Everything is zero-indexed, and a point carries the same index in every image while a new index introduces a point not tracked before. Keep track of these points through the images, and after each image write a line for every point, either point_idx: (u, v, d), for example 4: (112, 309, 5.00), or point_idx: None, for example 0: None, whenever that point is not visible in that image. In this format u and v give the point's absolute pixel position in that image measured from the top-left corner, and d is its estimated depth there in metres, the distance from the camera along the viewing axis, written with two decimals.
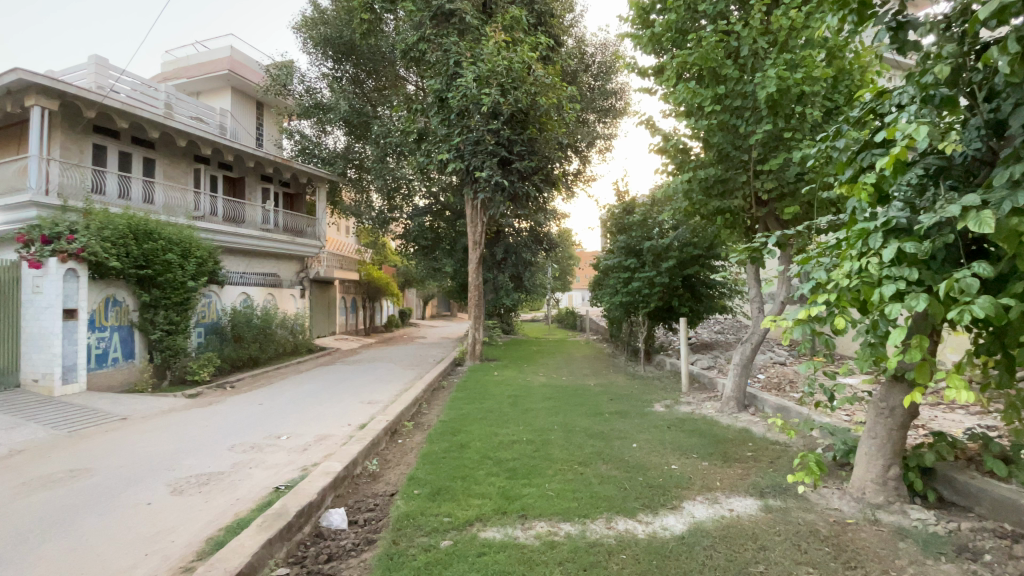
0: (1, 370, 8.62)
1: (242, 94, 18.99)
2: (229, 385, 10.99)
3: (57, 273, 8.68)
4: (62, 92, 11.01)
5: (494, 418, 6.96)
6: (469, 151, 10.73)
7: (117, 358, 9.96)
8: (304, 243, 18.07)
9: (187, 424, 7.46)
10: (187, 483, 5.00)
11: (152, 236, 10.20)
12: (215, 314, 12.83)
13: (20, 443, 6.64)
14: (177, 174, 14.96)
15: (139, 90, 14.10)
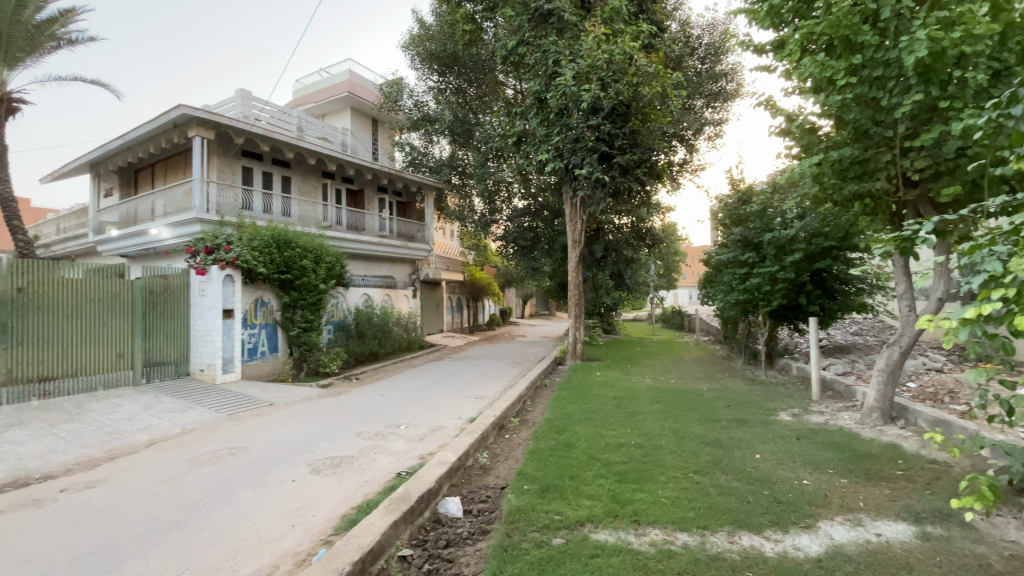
0: (178, 360, 10.32)
1: (360, 112, 20.81)
2: (355, 377, 12.14)
3: (217, 278, 10.20)
4: (218, 123, 12.93)
5: (600, 419, 6.86)
6: (568, 149, 10.72)
7: (264, 351, 11.47)
8: (415, 247, 19.31)
9: (320, 412, 8.35)
10: (323, 464, 5.60)
11: (290, 245, 11.70)
12: (342, 313, 14.24)
13: (194, 423, 7.93)
14: (308, 189, 16.85)
15: (276, 117, 16.05)
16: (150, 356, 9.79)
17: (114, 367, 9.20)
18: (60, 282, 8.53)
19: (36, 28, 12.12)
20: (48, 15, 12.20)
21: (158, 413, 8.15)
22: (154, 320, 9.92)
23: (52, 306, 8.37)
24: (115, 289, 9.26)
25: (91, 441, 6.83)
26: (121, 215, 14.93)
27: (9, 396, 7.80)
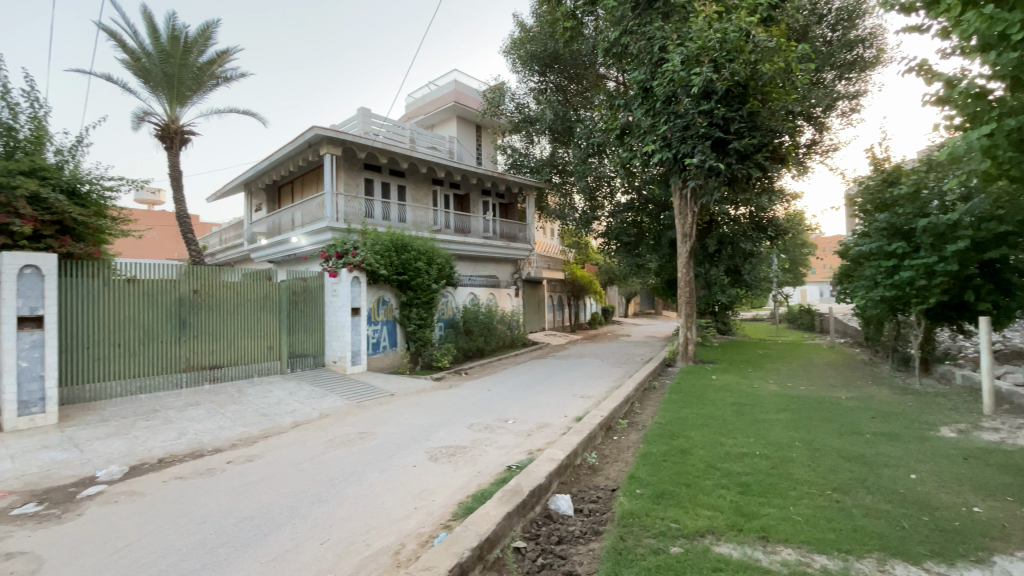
0: (315, 353, 11.65)
1: (464, 120, 21.74)
2: (465, 371, 12.75)
3: (347, 279, 11.32)
4: (344, 141, 14.33)
5: (717, 426, 6.42)
6: (677, 138, 10.18)
7: (385, 346, 12.49)
8: (517, 247, 19.72)
9: (434, 404, 8.89)
10: (440, 453, 5.95)
11: (406, 248, 12.63)
12: (451, 311, 15.03)
13: (328, 408, 8.90)
14: (420, 195, 18.01)
15: (392, 130, 17.35)
16: (293, 349, 11.17)
17: (265, 358, 10.63)
18: (225, 285, 10.05)
19: (200, 69, 14.39)
20: (208, 57, 14.43)
21: (300, 398, 9.28)
22: (295, 317, 11.29)
23: (219, 305, 9.90)
24: (266, 290, 10.68)
25: (249, 420, 7.99)
26: (268, 227, 17.22)
27: (189, 381, 9.38)
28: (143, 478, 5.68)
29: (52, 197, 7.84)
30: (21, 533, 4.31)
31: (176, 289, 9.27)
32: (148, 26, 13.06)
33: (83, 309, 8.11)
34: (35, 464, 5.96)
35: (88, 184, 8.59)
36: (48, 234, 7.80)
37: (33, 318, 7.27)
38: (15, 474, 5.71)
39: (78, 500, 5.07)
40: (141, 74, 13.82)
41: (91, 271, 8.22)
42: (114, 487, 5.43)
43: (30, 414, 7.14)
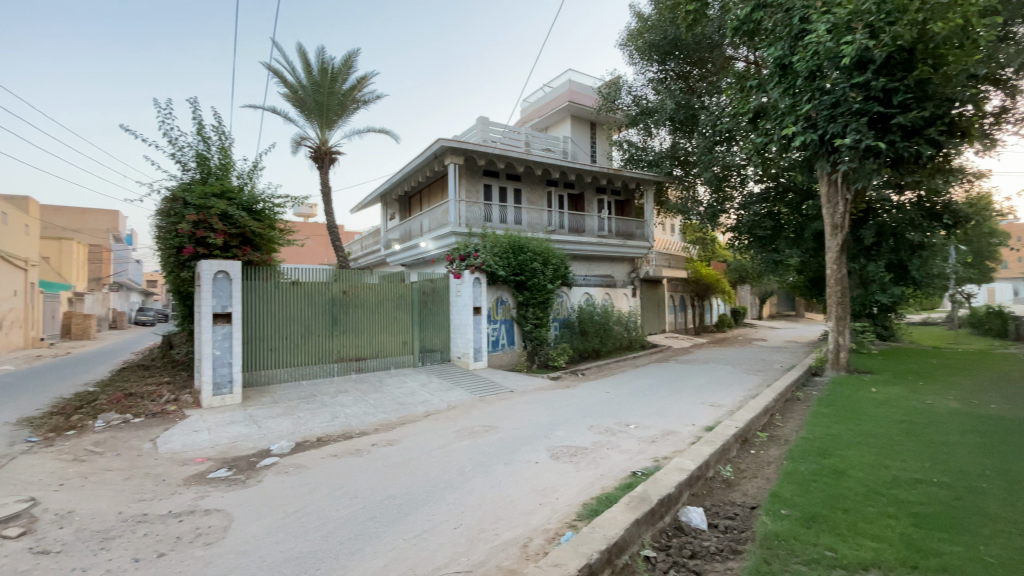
0: (442, 349, 12.44)
1: (579, 118, 21.61)
2: (582, 372, 12.69)
3: (469, 280, 11.92)
4: (466, 149, 15.12)
5: (879, 446, 5.56)
6: (824, 117, 9.13)
7: (503, 344, 12.93)
8: (635, 245, 19.14)
9: (553, 402, 8.98)
10: (562, 452, 5.99)
11: (522, 249, 12.94)
12: (567, 311, 15.02)
13: (455, 401, 9.46)
14: (537, 198, 18.35)
15: (509, 135, 17.87)
16: (424, 344, 12.08)
17: (401, 353, 11.64)
18: (366, 286, 11.18)
19: (344, 95, 16.22)
20: (351, 83, 16.18)
21: (430, 391, 10.00)
22: (425, 315, 12.19)
23: (363, 304, 11.07)
24: (400, 291, 11.68)
25: (388, 408, 8.81)
26: (400, 233, 18.85)
27: (338, 370, 10.64)
28: (305, 453, 6.57)
29: (236, 215, 9.52)
30: (218, 492, 5.25)
31: (329, 290, 10.56)
32: (303, 62, 15.07)
33: (260, 306, 9.64)
34: (227, 436, 7.23)
35: (262, 202, 10.19)
36: (234, 245, 9.48)
37: (223, 315, 8.82)
38: (214, 443, 6.98)
39: (258, 468, 6.03)
40: (298, 104, 16.01)
41: (261, 276, 9.69)
42: (283, 459, 6.37)
43: (221, 394, 8.67)
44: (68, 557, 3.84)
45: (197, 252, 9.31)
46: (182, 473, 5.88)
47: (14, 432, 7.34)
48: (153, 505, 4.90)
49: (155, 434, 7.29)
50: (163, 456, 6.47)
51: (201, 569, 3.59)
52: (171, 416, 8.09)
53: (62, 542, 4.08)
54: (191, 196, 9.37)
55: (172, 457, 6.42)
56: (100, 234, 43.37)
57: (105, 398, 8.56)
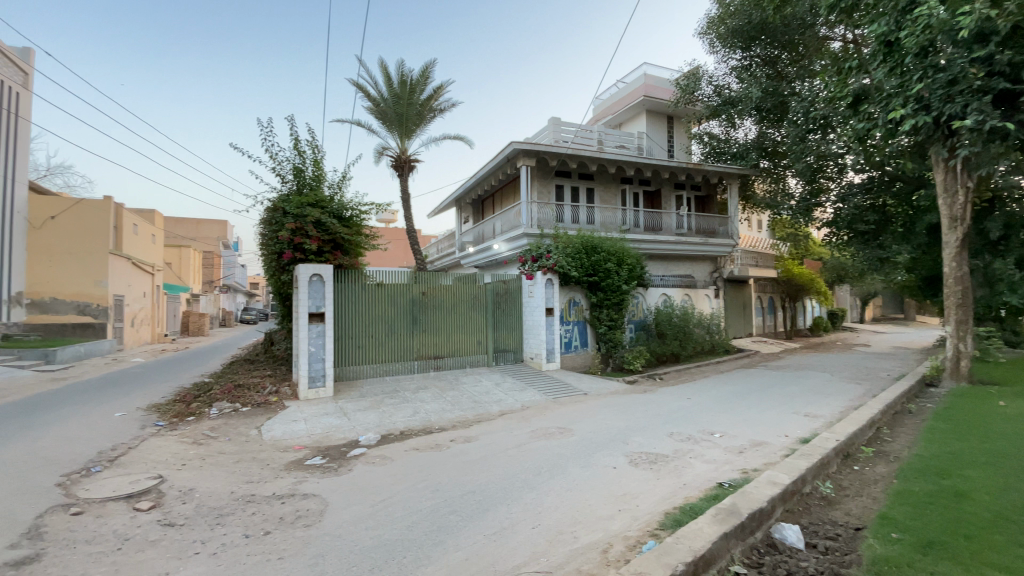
0: (516, 349, 12.56)
1: (656, 113, 20.88)
2: (659, 376, 12.24)
3: (542, 282, 11.94)
4: (537, 151, 15.18)
5: (1014, 467, 4.85)
6: (938, 97, 8.09)
7: (577, 345, 12.80)
8: (717, 243, 18.22)
9: (629, 407, 8.74)
10: (641, 458, 5.83)
11: (596, 250, 12.74)
12: (643, 313, 14.54)
13: (529, 402, 9.51)
14: (610, 196, 18.02)
15: (581, 134, 17.66)
16: (498, 344, 12.29)
17: (476, 352, 11.93)
18: (443, 288, 11.55)
19: (422, 105, 16.93)
20: (428, 93, 16.84)
21: (504, 390, 10.13)
22: (500, 315, 12.39)
23: (441, 304, 11.47)
24: (474, 292, 11.94)
25: (465, 406, 9.05)
26: (474, 236, 19.31)
27: (418, 367, 11.12)
28: (390, 446, 6.94)
29: (329, 222, 10.39)
30: (314, 478, 5.68)
31: (408, 291, 11.04)
32: (384, 76, 15.91)
33: (347, 307, 10.30)
34: (320, 426, 7.80)
35: (350, 210, 11.00)
36: (326, 250, 10.37)
37: (318, 314, 9.53)
38: (310, 432, 7.57)
39: (348, 458, 6.45)
40: (380, 116, 16.94)
41: (352, 278, 10.38)
42: (370, 450, 6.76)
43: (315, 387, 9.38)
44: (191, 529, 4.33)
45: (295, 257, 10.25)
46: (283, 459, 6.43)
47: (147, 416, 8.43)
48: (258, 487, 5.40)
49: (259, 422, 8.04)
50: (266, 443, 7.12)
51: (300, 549, 3.90)
52: (273, 406, 8.88)
53: (185, 516, 4.61)
54: (290, 206, 10.31)
55: (273, 444, 7.04)
56: (212, 241, 48.56)
57: (218, 388, 9.58)
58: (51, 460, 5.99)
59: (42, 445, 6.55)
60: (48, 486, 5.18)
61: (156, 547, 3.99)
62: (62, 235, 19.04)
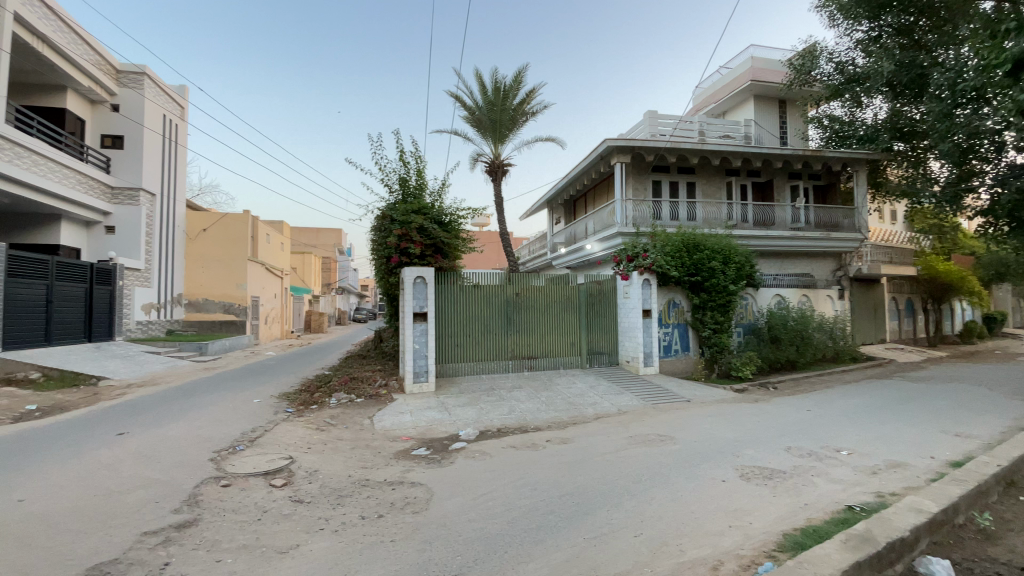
0: (611, 351, 12.27)
1: (764, 98, 19.27)
2: (771, 386, 11.23)
3: (638, 282, 11.57)
4: (633, 147, 14.89)
5: None
6: None
7: (677, 349, 12.24)
8: (841, 238, 16.66)
9: (737, 417, 8.12)
10: (752, 472, 5.39)
11: (698, 248, 12.05)
12: (753, 315, 13.41)
13: (626, 406, 9.23)
14: (713, 190, 16.99)
15: (680, 126, 16.75)
16: (592, 346, 12.09)
17: (570, 353, 11.86)
18: (536, 289, 11.62)
19: (515, 110, 17.25)
20: (521, 98, 17.12)
21: (600, 393, 9.96)
22: (594, 317, 12.17)
23: (535, 305, 11.55)
24: (568, 293, 11.84)
25: (560, 407, 9.04)
26: (567, 236, 19.21)
27: (513, 366, 11.32)
28: (488, 442, 7.13)
29: (430, 228, 11.01)
30: (420, 468, 6.02)
31: (503, 292, 11.27)
32: (479, 85, 16.44)
33: (446, 307, 10.79)
34: (424, 419, 8.25)
35: (449, 215, 11.56)
36: (428, 254, 10.98)
37: (421, 314, 10.09)
38: (415, 425, 8.04)
39: (449, 451, 6.73)
40: (475, 124, 17.52)
41: (452, 279, 10.87)
42: (470, 446, 7.00)
43: (419, 381, 9.95)
44: (316, 507, 4.80)
45: (401, 261, 10.98)
46: (392, 448, 6.89)
47: (279, 403, 9.52)
48: (372, 473, 5.84)
49: (371, 413, 8.70)
50: (377, 432, 7.68)
51: (410, 534, 4.15)
52: (382, 399, 9.56)
53: (311, 494, 5.12)
54: (396, 214, 11.09)
55: (384, 433, 7.58)
56: (328, 247, 53.52)
57: (336, 380, 10.55)
58: (205, 438, 6.98)
59: (198, 425, 7.65)
60: (204, 460, 6.04)
61: (289, 520, 4.47)
62: (214, 244, 22.35)
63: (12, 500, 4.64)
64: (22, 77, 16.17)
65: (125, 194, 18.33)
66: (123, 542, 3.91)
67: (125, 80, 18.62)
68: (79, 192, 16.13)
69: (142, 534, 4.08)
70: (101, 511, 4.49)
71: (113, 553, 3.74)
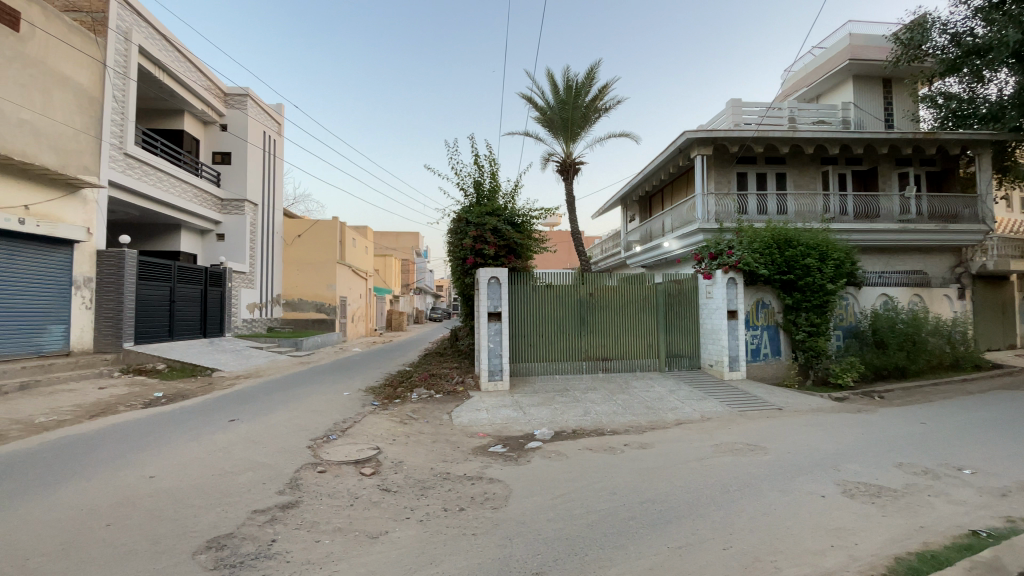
0: (692, 354, 11.73)
1: (866, 77, 17.51)
2: (877, 395, 10.18)
3: (723, 281, 10.97)
4: (716, 138, 14.26)
5: None
6: None
7: (767, 353, 11.43)
8: (962, 230, 14.85)
9: (836, 428, 7.44)
10: (857, 489, 4.92)
11: (791, 243, 11.21)
12: (854, 317, 12.21)
13: (710, 412, 8.78)
14: (807, 180, 15.73)
15: (767, 114, 15.49)
16: (671, 349, 11.62)
17: (648, 356, 11.49)
18: (613, 289, 11.37)
19: (587, 107, 17.05)
20: (594, 94, 16.89)
21: (681, 398, 9.56)
22: (674, 318, 11.69)
23: (610, 306, 11.32)
24: (646, 293, 11.49)
25: (638, 411, 8.78)
26: (642, 234, 18.66)
27: (587, 368, 11.18)
28: (564, 443, 7.10)
29: (504, 229, 11.17)
30: (498, 465, 6.12)
31: (578, 292, 11.17)
32: (551, 84, 16.40)
33: (522, 308, 10.89)
34: (500, 417, 8.38)
35: (522, 215, 11.68)
36: (502, 255, 11.14)
37: (495, 314, 10.25)
38: (491, 422, 8.18)
39: (526, 450, 6.78)
40: (547, 124, 17.51)
41: (525, 279, 10.94)
42: (546, 445, 7.00)
43: (494, 380, 10.12)
44: (402, 496, 5.03)
45: (476, 262, 11.24)
46: (470, 444, 7.06)
47: (366, 396, 10.11)
48: (452, 467, 6.02)
49: (449, 409, 8.99)
50: (456, 428, 7.91)
51: (492, 528, 4.22)
52: (460, 395, 9.84)
53: (397, 484, 5.38)
54: (472, 216, 11.38)
55: (462, 429, 7.79)
56: (406, 249, 55.95)
57: (416, 376, 11.01)
58: (302, 427, 7.57)
59: (295, 415, 8.32)
60: (302, 447, 6.55)
61: (378, 507, 4.73)
62: (308, 248, 24.26)
63: (145, 476, 5.31)
64: (150, 104, 18.47)
65: (233, 205, 20.34)
66: (236, 518, 4.33)
67: (231, 102, 20.66)
68: (194, 204, 18.13)
69: (252, 512, 4.50)
70: (218, 489, 5.02)
71: (228, 528, 4.15)
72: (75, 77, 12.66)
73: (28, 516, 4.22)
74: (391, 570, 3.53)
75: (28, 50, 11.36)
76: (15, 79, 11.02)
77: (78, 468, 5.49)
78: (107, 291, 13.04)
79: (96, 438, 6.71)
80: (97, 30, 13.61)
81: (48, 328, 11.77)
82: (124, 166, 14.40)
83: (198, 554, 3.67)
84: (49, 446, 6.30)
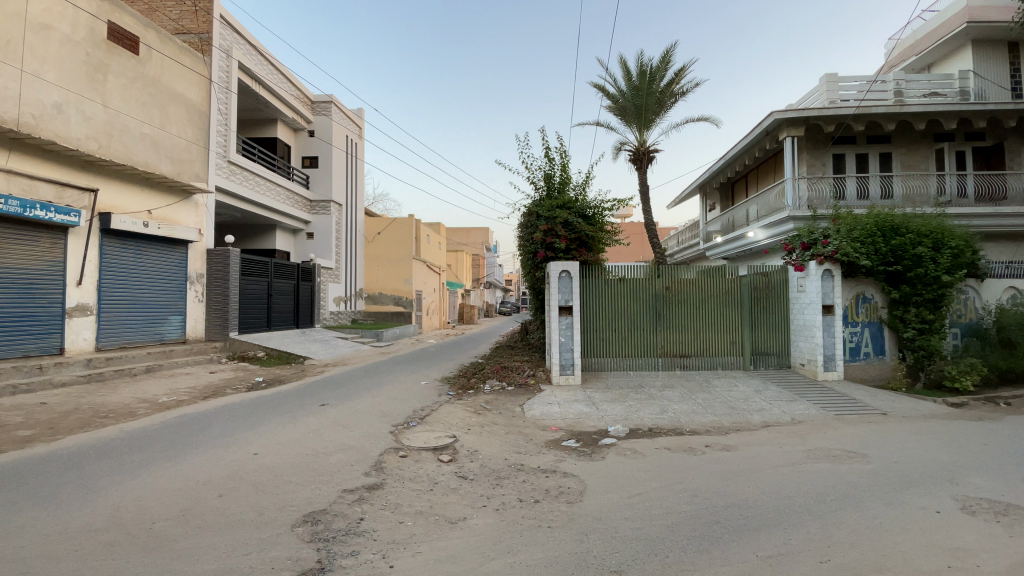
0: (781, 352, 10.94)
1: (990, 41, 15.29)
2: (1003, 401, 8.93)
3: (816, 273, 10.14)
4: (808, 118, 13.19)
5: None
6: None
7: (869, 353, 10.41)
8: None
9: (953, 438, 6.62)
10: (979, 506, 4.34)
11: (898, 231, 10.09)
12: (974, 314, 10.78)
13: (801, 416, 8.15)
14: (918, 160, 14.09)
15: (869, 88, 14.06)
16: (756, 347, 10.91)
17: (730, 352, 10.88)
18: (691, 282, 10.86)
19: (662, 92, 16.42)
20: (669, 79, 16.19)
21: (767, 398, 8.98)
22: (759, 313, 10.96)
23: (689, 300, 10.83)
24: (728, 286, 10.87)
25: (719, 411, 8.35)
26: (723, 224, 17.68)
27: (663, 364, 10.81)
28: (640, 441, 6.92)
29: (575, 222, 11.09)
30: (571, 459, 6.09)
31: (654, 285, 10.81)
32: (624, 71, 15.91)
33: (595, 301, 10.75)
34: (572, 411, 8.35)
35: (593, 207, 11.55)
36: (574, 248, 11.05)
37: (566, 308, 10.19)
38: (564, 416, 8.16)
39: (600, 446, 6.69)
40: (619, 113, 17.03)
41: (595, 272, 10.80)
42: (621, 443, 6.84)
43: (566, 374, 10.06)
44: (479, 484, 5.15)
45: (548, 256, 11.22)
46: (543, 437, 7.09)
47: (442, 386, 10.45)
48: (526, 459, 6.07)
49: (521, 401, 9.07)
50: (528, 420, 7.96)
51: (568, 522, 4.21)
52: (532, 388, 9.92)
53: (473, 472, 5.51)
54: (542, 210, 11.37)
55: (534, 422, 7.84)
56: (478, 245, 56.77)
57: (490, 368, 11.25)
58: (385, 414, 7.98)
59: (378, 402, 8.79)
60: (385, 433, 6.92)
61: (456, 494, 4.88)
62: (387, 244, 25.55)
63: (250, 453, 5.86)
64: (248, 114, 20.19)
65: (321, 206, 21.88)
66: (329, 496, 4.66)
67: (317, 109, 22.04)
68: (287, 205, 19.67)
69: (342, 490, 4.82)
70: (313, 467, 5.44)
71: (321, 504, 4.47)
72: (186, 94, 14.11)
73: (156, 484, 4.80)
74: (470, 555, 3.62)
75: (147, 70, 12.78)
76: (138, 98, 12.47)
77: (195, 443, 6.18)
78: (215, 286, 14.51)
79: (208, 417, 7.52)
80: (203, 49, 15.08)
81: (168, 317, 13.32)
82: (227, 173, 15.91)
83: (297, 527, 3.99)
84: (170, 424, 7.13)
